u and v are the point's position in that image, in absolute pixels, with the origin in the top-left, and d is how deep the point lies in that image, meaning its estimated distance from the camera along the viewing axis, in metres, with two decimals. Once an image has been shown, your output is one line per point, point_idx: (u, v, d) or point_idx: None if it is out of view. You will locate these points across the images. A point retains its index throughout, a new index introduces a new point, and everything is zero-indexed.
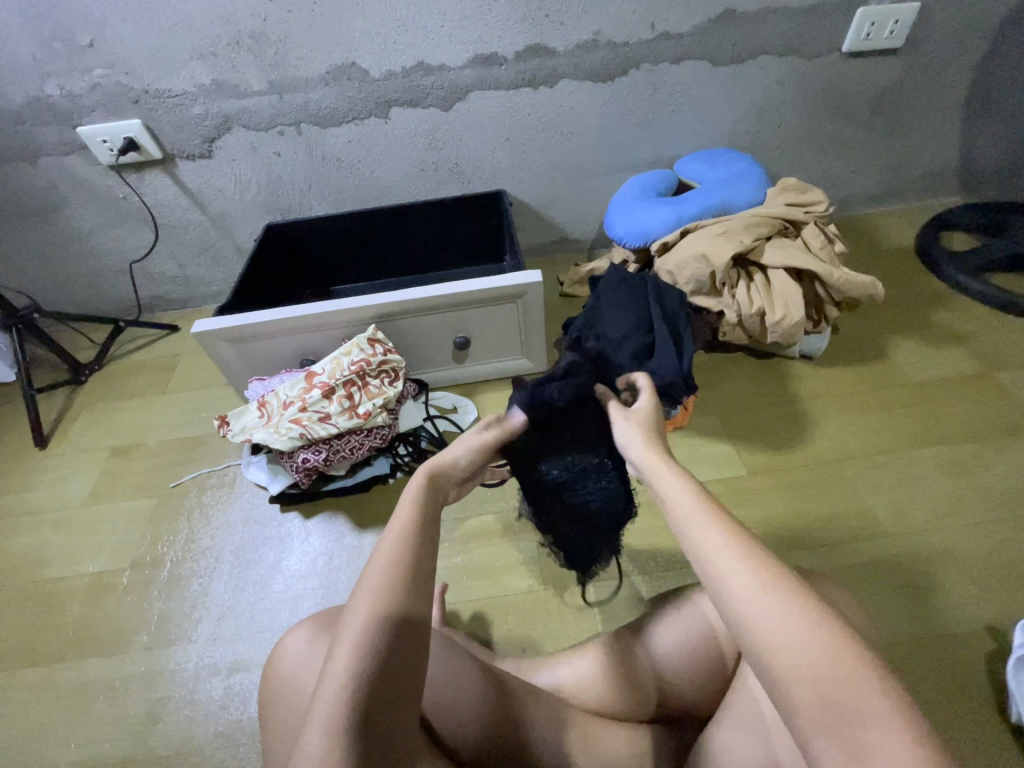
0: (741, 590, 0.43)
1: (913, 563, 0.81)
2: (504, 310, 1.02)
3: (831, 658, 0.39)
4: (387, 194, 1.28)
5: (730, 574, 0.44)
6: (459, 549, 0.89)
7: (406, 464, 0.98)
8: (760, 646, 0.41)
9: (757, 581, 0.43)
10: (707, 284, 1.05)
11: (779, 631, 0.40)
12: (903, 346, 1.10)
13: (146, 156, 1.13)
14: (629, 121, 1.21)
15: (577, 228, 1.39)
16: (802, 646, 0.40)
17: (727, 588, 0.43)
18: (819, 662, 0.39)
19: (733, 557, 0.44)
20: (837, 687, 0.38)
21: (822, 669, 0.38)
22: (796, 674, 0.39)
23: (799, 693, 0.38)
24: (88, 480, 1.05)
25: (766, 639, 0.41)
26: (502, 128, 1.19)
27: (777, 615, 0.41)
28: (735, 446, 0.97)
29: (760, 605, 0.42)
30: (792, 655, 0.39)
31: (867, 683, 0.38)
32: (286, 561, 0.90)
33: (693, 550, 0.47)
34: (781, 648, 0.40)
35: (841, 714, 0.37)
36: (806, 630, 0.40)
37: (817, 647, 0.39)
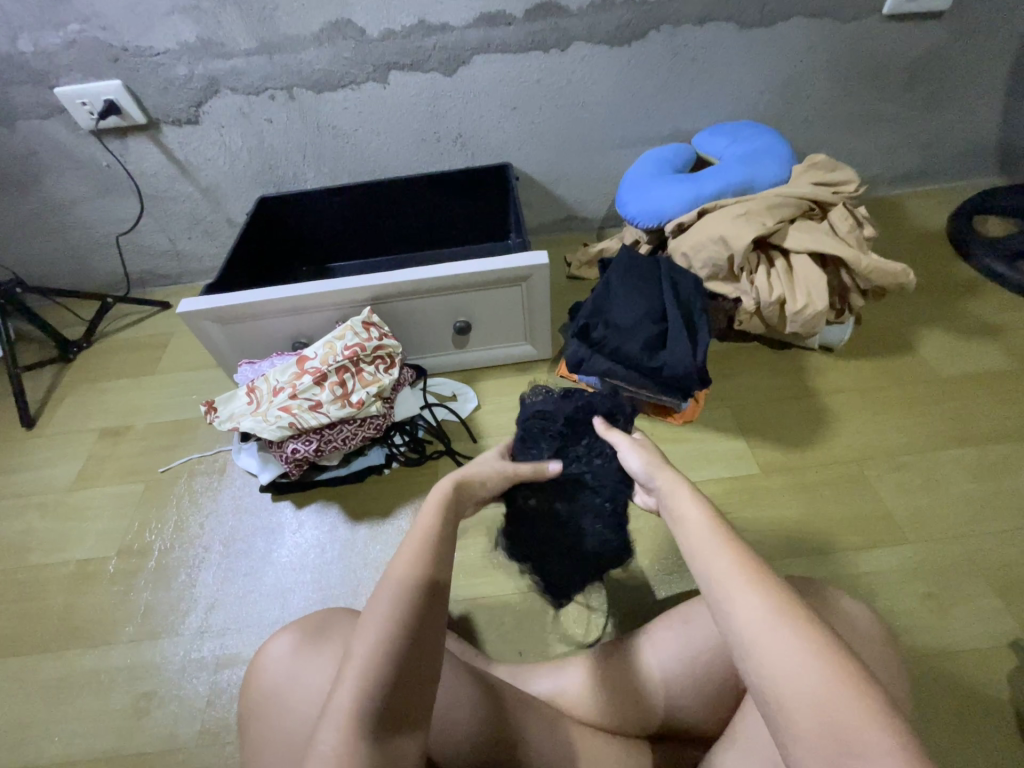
0: (746, 610, 0.38)
1: (932, 572, 0.77)
2: (507, 294, 0.96)
3: (837, 689, 0.35)
4: (386, 166, 1.21)
5: (735, 595, 0.40)
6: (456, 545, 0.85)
7: (402, 453, 0.94)
8: (761, 674, 0.37)
9: (765, 603, 0.38)
10: (724, 269, 0.98)
11: (783, 657, 0.36)
12: (931, 339, 1.03)
13: (129, 121, 1.06)
14: (646, 89, 1.12)
15: (587, 206, 1.31)
16: (807, 673, 0.35)
17: (730, 607, 0.39)
18: (823, 692, 0.35)
19: (739, 577, 0.40)
20: (844, 719, 0.34)
21: (827, 699, 0.34)
22: (801, 704, 0.35)
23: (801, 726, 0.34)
24: (76, 463, 1.02)
25: (767, 667, 0.36)
26: (509, 95, 1.11)
27: (782, 641, 0.37)
28: (748, 442, 0.93)
29: (766, 630, 0.37)
30: (792, 682, 0.35)
31: (875, 716, 0.34)
32: (277, 553, 0.87)
33: (697, 567, 0.43)
34: (783, 676, 0.36)
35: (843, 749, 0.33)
36: (811, 657, 0.36)
37: (825, 677, 0.35)
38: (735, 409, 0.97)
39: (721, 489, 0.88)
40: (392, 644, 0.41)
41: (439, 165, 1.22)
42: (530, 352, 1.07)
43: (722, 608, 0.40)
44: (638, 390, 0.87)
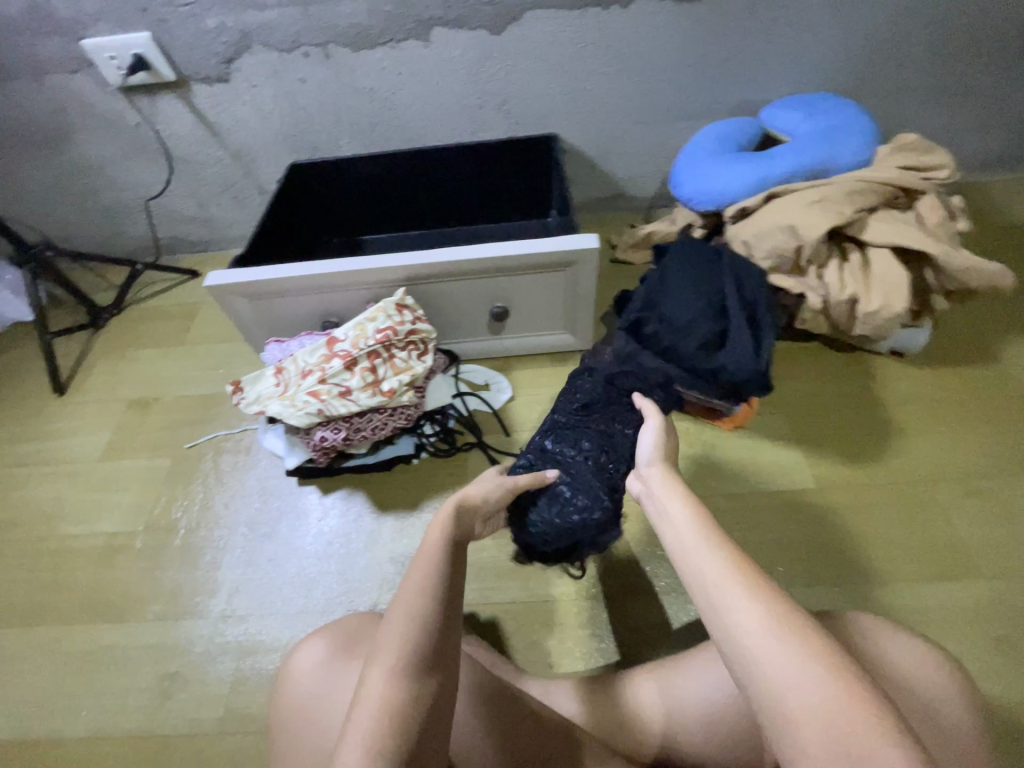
0: (742, 617, 0.35)
1: (1004, 611, 0.71)
2: (550, 279, 0.89)
3: (843, 699, 0.31)
4: (424, 134, 1.13)
5: (727, 603, 0.36)
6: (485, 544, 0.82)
7: (432, 444, 0.90)
8: (759, 692, 0.33)
9: (762, 609, 0.35)
10: (790, 261, 0.90)
11: (782, 669, 0.32)
12: (1016, 349, 0.93)
13: (158, 77, 1.01)
14: (714, 54, 1.01)
15: (636, 183, 1.22)
16: (807, 687, 0.32)
17: (725, 614, 0.36)
18: (825, 704, 0.31)
19: (736, 583, 0.36)
20: (853, 735, 0.30)
21: (831, 712, 0.31)
22: (802, 720, 0.31)
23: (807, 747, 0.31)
24: (104, 433, 1.01)
25: (766, 683, 0.33)
26: (561, 57, 1.01)
27: (780, 651, 0.33)
28: (803, 453, 0.86)
29: (766, 640, 0.34)
30: (793, 697, 0.32)
31: (885, 729, 0.30)
32: (301, 539, 0.85)
33: (687, 573, 0.39)
34: (786, 691, 0.32)
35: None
36: (814, 665, 0.32)
37: (828, 688, 0.31)
38: (791, 415, 0.90)
39: (770, 503, 0.82)
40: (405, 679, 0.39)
41: (480, 134, 1.13)
42: (569, 342, 1.01)
43: (718, 621, 0.36)
44: (690, 391, 0.81)
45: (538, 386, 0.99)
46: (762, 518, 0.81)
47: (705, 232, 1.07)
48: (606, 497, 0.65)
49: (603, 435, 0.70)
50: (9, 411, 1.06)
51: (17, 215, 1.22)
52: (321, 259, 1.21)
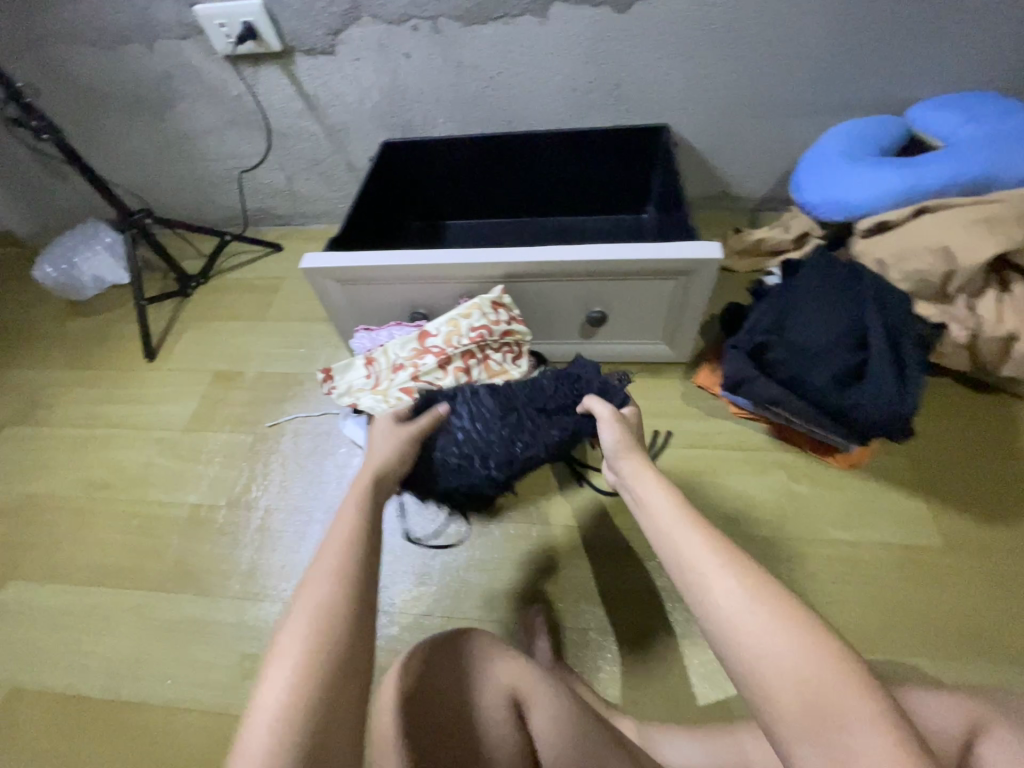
0: (717, 588, 0.37)
1: None
2: (658, 288, 0.82)
3: (816, 653, 0.33)
4: (524, 118, 1.07)
5: (704, 571, 0.38)
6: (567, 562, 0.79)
7: None
8: (739, 660, 0.34)
9: (735, 579, 0.37)
10: (936, 287, 0.80)
11: (757, 631, 0.34)
12: None
13: (265, 47, 0.98)
14: (865, 42, 0.89)
15: (746, 183, 1.12)
16: (783, 647, 0.33)
17: (702, 589, 0.37)
18: (799, 657, 0.33)
19: (710, 558, 0.39)
20: (825, 691, 0.32)
21: (804, 666, 0.32)
22: (780, 679, 0.32)
23: (785, 705, 0.32)
24: (190, 403, 1.03)
25: (746, 647, 0.34)
26: (688, 40, 0.92)
27: (752, 613, 0.35)
28: (926, 504, 0.77)
29: (742, 608, 0.35)
30: (771, 656, 0.33)
31: (854, 679, 0.32)
32: (377, 533, 0.84)
33: (666, 556, 0.41)
34: (762, 651, 0.33)
35: (828, 719, 0.31)
36: (783, 622, 0.34)
37: (799, 642, 0.33)
38: (914, 460, 0.81)
39: (884, 556, 0.74)
40: (315, 662, 0.34)
41: (583, 122, 1.06)
42: (664, 354, 0.94)
43: (695, 591, 0.38)
44: (812, 425, 0.74)
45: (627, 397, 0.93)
46: (876, 572, 0.74)
47: (827, 242, 0.97)
48: (482, 478, 0.70)
49: (518, 384, 0.73)
50: (105, 371, 1.09)
51: (117, 178, 1.24)
52: (404, 242, 1.18)
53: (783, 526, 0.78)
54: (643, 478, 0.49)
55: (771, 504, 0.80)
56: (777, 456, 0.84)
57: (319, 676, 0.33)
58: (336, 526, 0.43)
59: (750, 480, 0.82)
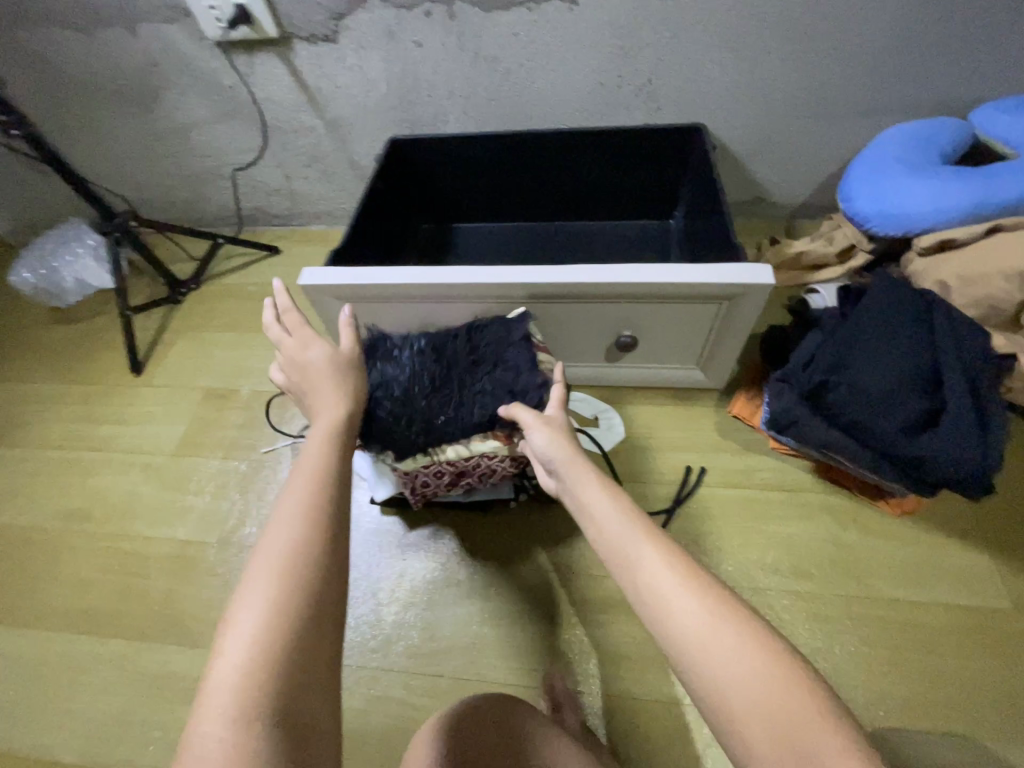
0: (683, 610, 0.34)
1: None
2: (696, 313, 0.74)
3: (790, 689, 0.29)
4: (545, 115, 0.98)
5: (668, 595, 0.35)
6: (590, 616, 0.72)
7: (532, 487, 0.78)
8: (701, 691, 0.31)
9: (699, 599, 0.34)
10: (1007, 317, 0.71)
11: (711, 648, 0.32)
12: None
13: (260, 32, 0.88)
14: (934, 35, 0.79)
15: (785, 189, 1.03)
16: (751, 675, 0.30)
17: (665, 611, 0.34)
18: (766, 682, 0.30)
19: (672, 578, 0.36)
20: (795, 718, 0.28)
21: (768, 695, 0.29)
22: (748, 710, 0.29)
23: (752, 738, 0.29)
24: (179, 424, 0.95)
25: (706, 674, 0.31)
26: (732, 31, 0.82)
27: (704, 632, 0.33)
28: (996, 560, 0.69)
29: (708, 635, 0.32)
30: (729, 682, 0.30)
31: (819, 707, 0.29)
32: (380, 578, 0.77)
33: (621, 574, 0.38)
34: (726, 677, 0.30)
35: (803, 758, 0.27)
36: (748, 643, 0.31)
37: (762, 667, 0.30)
38: (978, 508, 0.73)
39: (944, 617, 0.67)
40: (289, 610, 0.33)
41: (607, 121, 0.97)
42: (696, 381, 0.86)
43: (646, 609, 0.36)
44: (870, 473, 0.66)
45: (656, 427, 0.85)
46: (938, 638, 0.66)
47: (876, 258, 0.89)
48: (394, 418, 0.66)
49: (461, 349, 0.72)
50: (87, 386, 1.01)
51: (101, 174, 1.15)
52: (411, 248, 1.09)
53: (834, 582, 0.70)
54: (587, 482, 0.46)
55: (818, 553, 0.73)
56: (824, 499, 0.76)
57: (292, 626, 0.33)
58: (297, 470, 0.42)
59: (794, 526, 0.75)
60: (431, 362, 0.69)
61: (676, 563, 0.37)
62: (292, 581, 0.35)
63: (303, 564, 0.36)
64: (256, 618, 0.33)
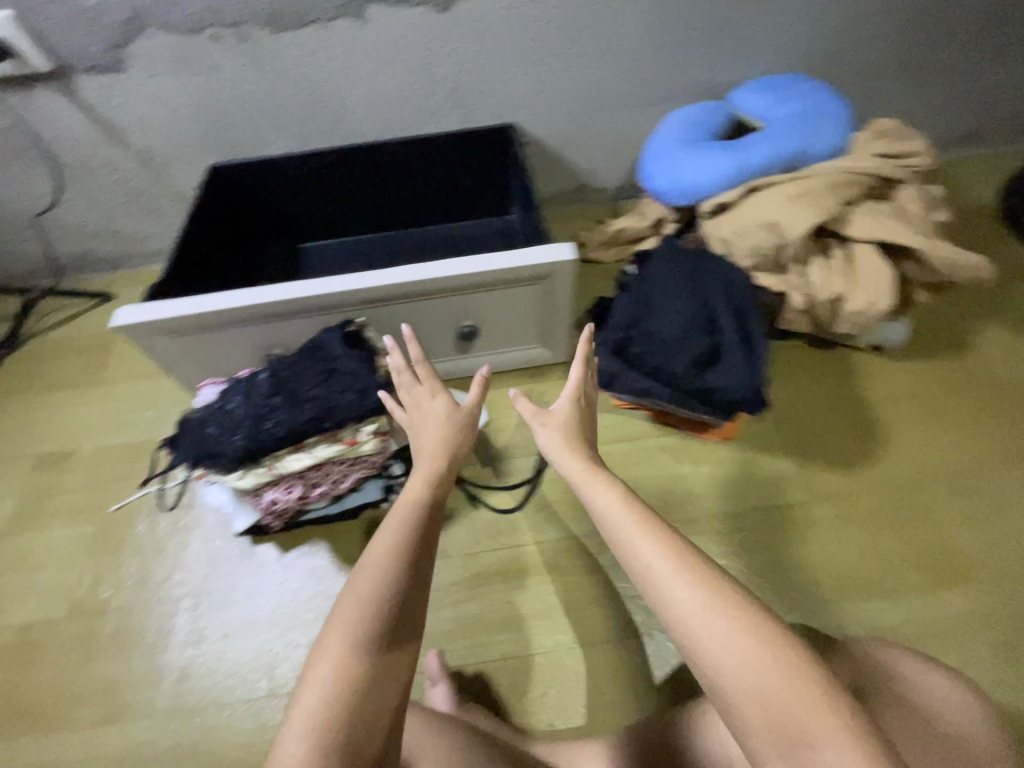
0: (715, 633, 0.36)
1: (999, 615, 0.71)
2: (521, 294, 0.80)
3: (791, 686, 0.35)
4: (367, 129, 1.00)
5: (671, 591, 0.39)
6: (471, 593, 0.76)
7: (401, 485, 0.80)
8: (705, 675, 0.37)
9: (729, 619, 0.37)
10: (771, 259, 0.85)
11: (717, 646, 0.36)
12: (990, 334, 0.93)
13: (30, 66, 0.83)
14: (681, 32, 0.93)
15: (601, 173, 1.13)
16: (759, 678, 0.35)
17: (667, 602, 0.39)
18: (771, 680, 0.35)
19: (700, 597, 0.38)
20: (795, 719, 0.34)
21: (767, 687, 0.35)
22: (749, 701, 0.35)
23: (749, 719, 0.35)
24: (9, 501, 0.85)
25: (714, 665, 0.36)
26: (515, 38, 0.90)
27: (715, 636, 0.36)
28: (794, 463, 0.82)
29: (734, 650, 0.36)
30: (736, 675, 0.35)
31: (824, 707, 0.34)
32: (256, 606, 0.75)
33: (639, 582, 0.41)
34: (729, 671, 0.36)
35: (794, 738, 0.34)
36: (765, 657, 0.35)
37: (770, 675, 0.35)
38: (780, 422, 0.86)
39: (764, 521, 0.79)
40: (361, 667, 0.38)
41: (423, 127, 1.01)
42: (543, 357, 0.93)
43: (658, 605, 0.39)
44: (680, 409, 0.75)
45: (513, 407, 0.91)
46: (760, 540, 0.77)
47: (679, 227, 1.00)
48: (238, 441, 0.66)
49: (297, 363, 0.71)
50: None
51: None
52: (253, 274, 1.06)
53: (676, 510, 0.80)
54: (594, 482, 0.47)
55: (661, 491, 0.82)
56: (661, 442, 0.86)
57: (360, 680, 0.37)
58: (384, 529, 0.44)
59: (638, 472, 0.83)
60: (266, 379, 0.69)
61: (691, 573, 0.39)
62: (374, 630, 0.39)
63: (372, 617, 0.39)
64: (332, 678, 0.37)
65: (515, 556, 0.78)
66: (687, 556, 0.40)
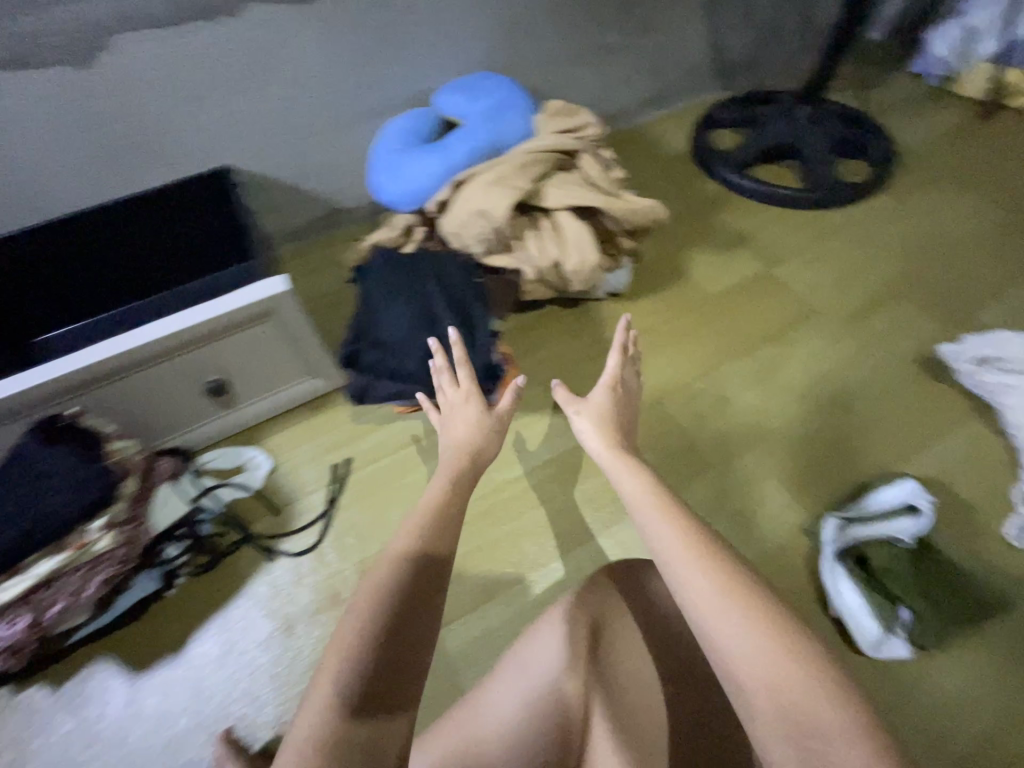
0: (728, 629, 0.39)
1: (734, 491, 0.87)
2: (257, 337, 0.79)
3: (792, 684, 0.36)
4: (51, 200, 0.89)
5: (684, 581, 0.42)
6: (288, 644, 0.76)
7: (183, 566, 0.77)
8: (724, 667, 0.39)
9: (744, 615, 0.39)
10: (497, 242, 0.91)
11: (734, 637, 0.39)
12: (696, 260, 1.11)
13: None
14: (362, 48, 0.94)
15: (343, 193, 1.13)
16: (758, 662, 0.38)
17: (679, 586, 0.43)
18: (778, 670, 0.37)
19: (718, 589, 0.41)
20: (796, 702, 0.36)
21: (775, 671, 0.37)
22: (757, 688, 0.37)
23: (764, 710, 0.36)
24: None
25: (727, 650, 0.39)
26: (186, 80, 0.86)
27: (740, 624, 0.39)
28: (563, 421, 0.93)
29: (740, 638, 0.39)
30: (748, 658, 0.38)
31: (828, 694, 0.36)
32: (45, 755, 0.69)
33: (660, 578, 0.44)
34: (740, 659, 0.38)
35: (803, 729, 0.35)
36: (770, 642, 0.38)
37: (780, 657, 0.37)
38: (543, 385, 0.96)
39: (549, 478, 0.88)
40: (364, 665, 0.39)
41: (116, 186, 0.92)
42: (320, 387, 0.92)
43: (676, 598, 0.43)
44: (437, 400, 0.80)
45: (302, 447, 0.90)
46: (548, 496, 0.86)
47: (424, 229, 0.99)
48: None
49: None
50: None
51: None
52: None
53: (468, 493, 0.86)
54: (625, 472, 0.53)
55: None
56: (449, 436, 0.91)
57: (360, 677, 0.39)
58: (398, 536, 0.48)
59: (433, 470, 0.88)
60: None
61: (714, 570, 0.42)
62: (376, 639, 0.40)
63: (381, 615, 0.42)
64: (337, 682, 0.39)
65: (325, 591, 0.79)
66: (707, 550, 0.44)
